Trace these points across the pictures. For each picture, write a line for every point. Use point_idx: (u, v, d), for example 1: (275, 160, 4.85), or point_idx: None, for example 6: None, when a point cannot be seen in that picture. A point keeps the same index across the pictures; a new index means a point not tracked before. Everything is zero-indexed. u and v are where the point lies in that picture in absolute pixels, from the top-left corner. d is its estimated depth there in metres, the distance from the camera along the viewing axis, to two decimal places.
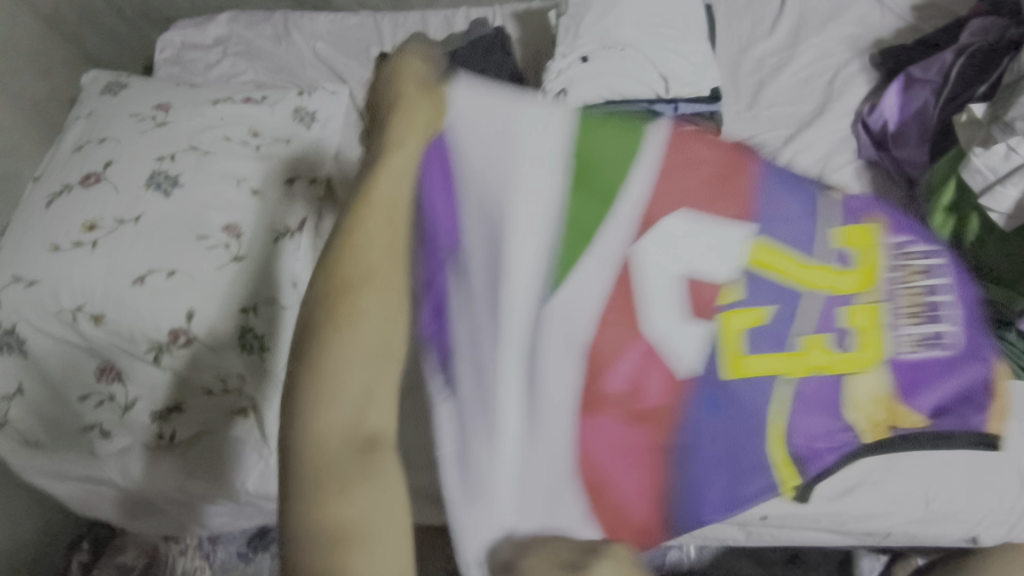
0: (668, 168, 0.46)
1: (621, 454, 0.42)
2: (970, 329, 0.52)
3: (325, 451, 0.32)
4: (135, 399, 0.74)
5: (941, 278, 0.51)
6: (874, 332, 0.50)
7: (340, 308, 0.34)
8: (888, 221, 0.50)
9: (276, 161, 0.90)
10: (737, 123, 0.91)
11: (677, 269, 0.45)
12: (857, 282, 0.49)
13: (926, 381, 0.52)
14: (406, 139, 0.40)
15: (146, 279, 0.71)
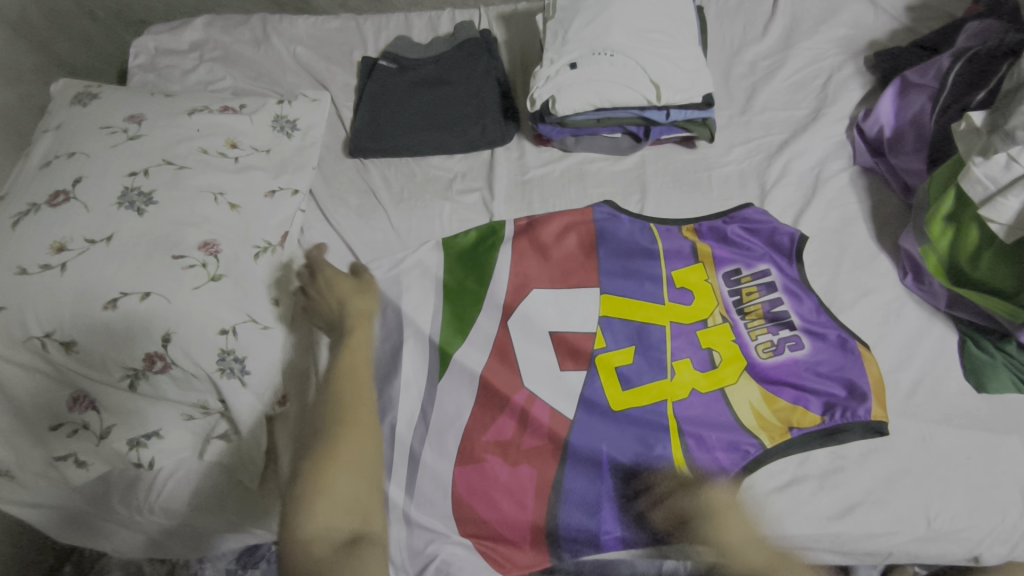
0: (518, 254, 0.81)
1: (505, 480, 0.67)
2: (817, 332, 0.72)
3: (317, 547, 0.45)
4: (110, 427, 0.70)
5: (773, 298, 0.75)
6: (726, 345, 0.73)
7: (315, 452, 0.48)
8: (716, 261, 0.78)
9: (256, 176, 0.87)
10: (729, 129, 0.90)
11: (547, 329, 0.75)
12: (683, 317, 0.75)
13: (795, 375, 0.70)
14: (366, 319, 0.65)
15: (118, 303, 0.68)
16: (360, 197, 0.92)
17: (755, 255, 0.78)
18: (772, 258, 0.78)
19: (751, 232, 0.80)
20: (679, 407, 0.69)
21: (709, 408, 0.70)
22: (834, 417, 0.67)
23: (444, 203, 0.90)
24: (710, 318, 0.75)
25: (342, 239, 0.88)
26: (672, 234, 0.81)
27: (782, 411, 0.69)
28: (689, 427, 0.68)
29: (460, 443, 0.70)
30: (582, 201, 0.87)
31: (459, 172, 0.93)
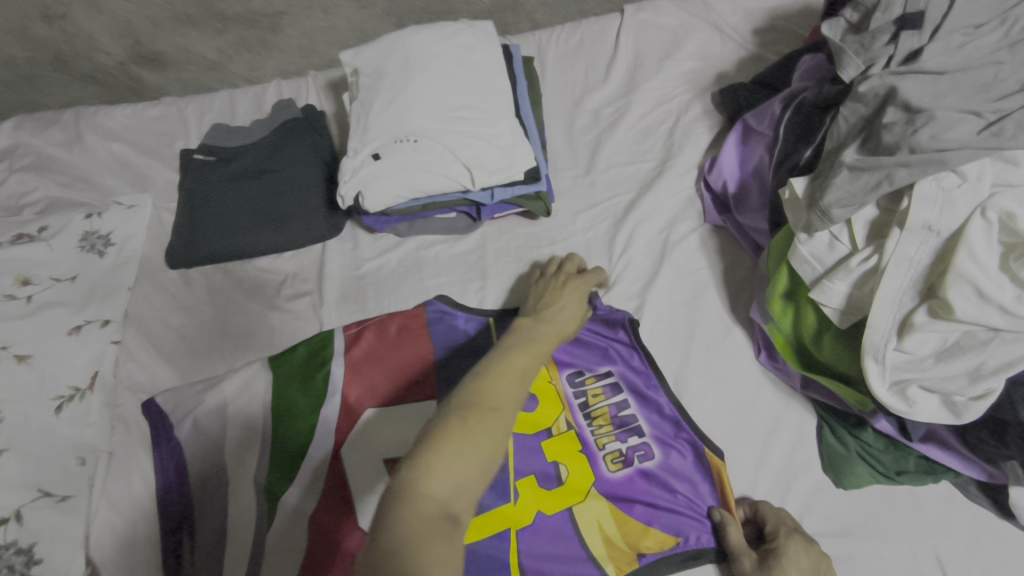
0: (352, 370, 0.72)
1: None
2: (667, 439, 0.64)
3: (434, 473, 0.39)
4: None
5: (620, 400, 0.66)
6: (575, 459, 0.62)
7: (475, 410, 0.43)
8: (559, 360, 0.68)
9: (55, 316, 0.79)
10: (573, 193, 0.82)
11: (382, 455, 0.66)
12: (524, 427, 0.63)
13: (644, 490, 0.62)
14: (564, 306, 0.62)
15: None
16: (182, 315, 0.84)
17: (598, 349, 0.68)
18: (614, 348, 0.68)
19: (593, 316, 0.69)
20: (522, 542, 0.58)
21: (556, 541, 0.58)
22: (686, 538, 0.60)
23: (271, 313, 0.82)
24: (555, 425, 0.64)
25: (164, 369, 0.80)
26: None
27: (631, 533, 0.60)
28: (532, 566, 0.57)
29: None
30: (419, 294, 0.80)
31: (289, 273, 0.85)
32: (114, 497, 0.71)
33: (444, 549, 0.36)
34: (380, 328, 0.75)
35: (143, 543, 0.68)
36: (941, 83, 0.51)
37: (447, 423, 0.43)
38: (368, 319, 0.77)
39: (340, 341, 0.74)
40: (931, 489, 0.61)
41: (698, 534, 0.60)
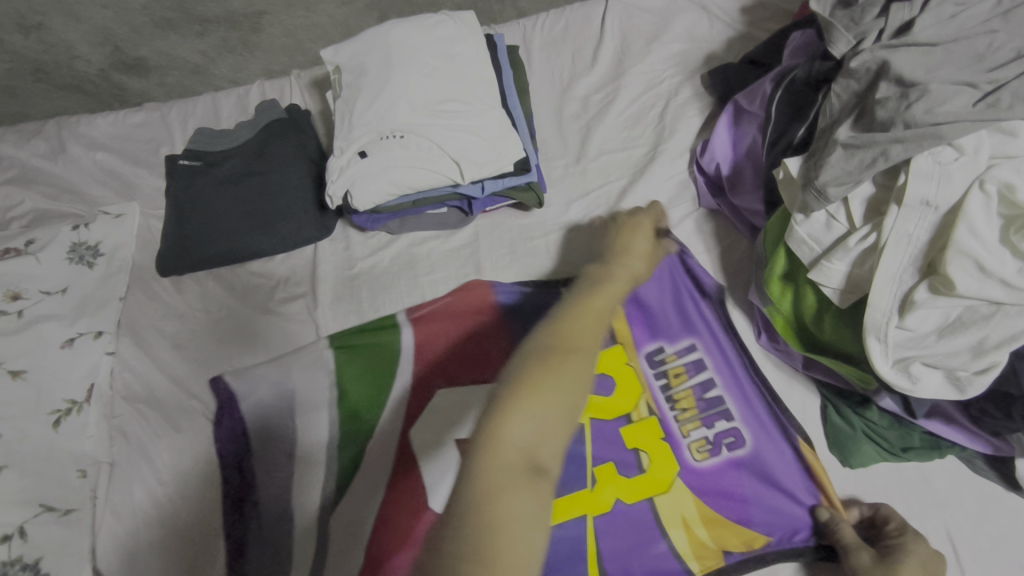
0: (419, 356, 0.74)
1: None
2: (753, 425, 0.65)
3: (508, 436, 0.38)
4: None
5: (703, 379, 0.68)
6: (657, 444, 0.65)
7: (544, 374, 0.41)
8: (639, 343, 0.70)
9: (50, 330, 0.79)
10: (565, 182, 0.81)
11: (453, 437, 0.69)
12: (604, 413, 0.66)
13: (732, 478, 0.64)
14: (634, 257, 0.60)
15: None
16: (177, 322, 0.83)
17: (676, 331, 0.70)
18: (696, 329, 0.70)
19: (672, 300, 0.71)
20: (598, 526, 0.62)
21: (635, 524, 0.62)
22: (779, 538, 0.61)
23: (265, 318, 0.81)
24: (635, 412, 0.67)
25: (161, 376, 0.79)
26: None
27: (719, 526, 0.62)
28: (608, 549, 0.61)
29: None
30: (414, 291, 0.79)
31: (282, 277, 0.83)
32: (118, 508, 0.71)
33: (525, 505, 0.36)
34: (446, 313, 0.76)
35: (149, 552, 0.69)
36: (934, 54, 0.50)
37: (520, 383, 0.41)
38: (433, 300, 0.77)
39: (405, 332, 0.75)
40: (938, 464, 0.61)
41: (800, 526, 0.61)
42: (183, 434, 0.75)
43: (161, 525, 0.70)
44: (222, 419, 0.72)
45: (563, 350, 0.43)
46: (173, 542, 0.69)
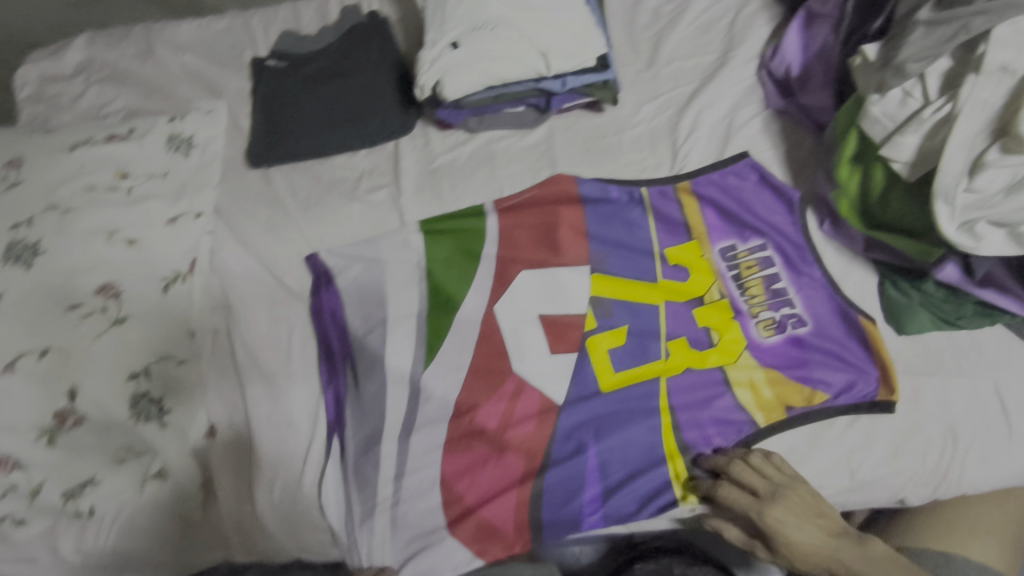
0: (504, 241, 0.80)
1: (472, 473, 0.70)
2: (816, 307, 0.72)
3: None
4: (39, 483, 0.70)
5: (772, 273, 0.75)
6: (727, 322, 0.73)
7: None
8: (712, 238, 0.78)
9: (153, 205, 0.82)
10: (636, 86, 0.85)
11: (536, 313, 0.76)
12: (680, 295, 0.75)
13: (795, 350, 0.71)
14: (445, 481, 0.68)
15: (16, 365, 0.68)
16: (268, 208, 0.89)
17: (747, 227, 0.77)
18: (767, 226, 0.77)
19: (739, 201, 0.78)
20: (670, 389, 0.71)
21: (703, 388, 0.71)
22: (836, 394, 0.67)
23: (352, 204, 0.87)
24: (708, 294, 0.75)
25: (255, 256, 0.86)
26: (665, 198, 0.80)
27: (784, 390, 0.69)
28: (677, 406, 0.70)
29: (447, 430, 0.73)
30: (491, 184, 0.85)
31: (365, 169, 0.89)
32: (223, 365, 0.79)
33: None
34: (532, 203, 0.82)
35: (257, 401, 0.77)
36: None
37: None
38: (516, 195, 0.82)
39: (491, 219, 0.81)
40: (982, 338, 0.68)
41: (865, 386, 0.67)
42: (279, 307, 0.83)
43: (267, 381, 0.79)
44: (322, 287, 0.82)
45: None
46: (279, 396, 0.78)
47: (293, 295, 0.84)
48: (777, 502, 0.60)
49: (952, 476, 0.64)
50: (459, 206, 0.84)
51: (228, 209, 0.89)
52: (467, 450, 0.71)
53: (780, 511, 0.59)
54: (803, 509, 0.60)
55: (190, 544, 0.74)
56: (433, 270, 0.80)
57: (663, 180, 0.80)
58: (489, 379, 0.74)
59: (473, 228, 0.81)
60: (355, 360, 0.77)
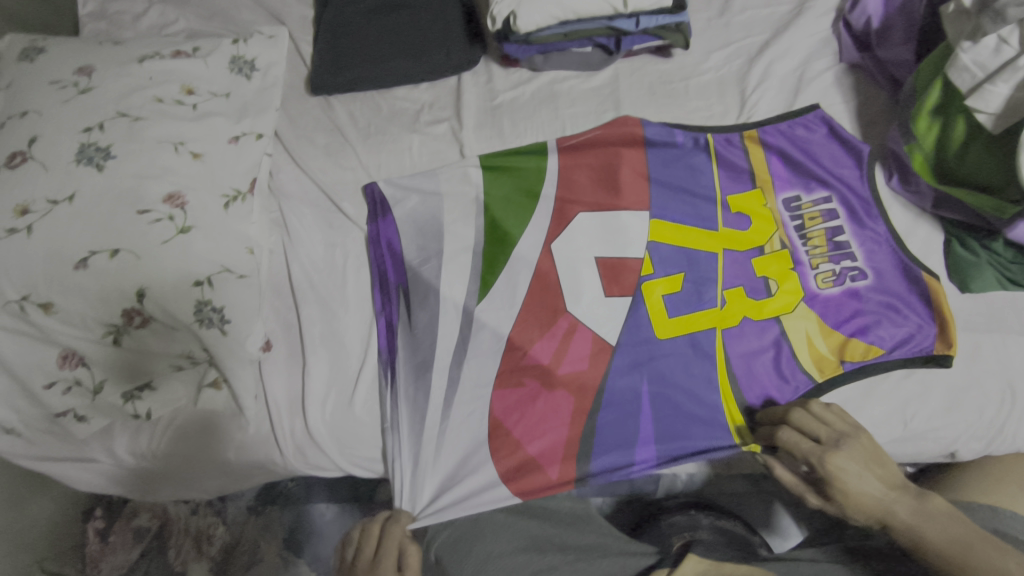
0: (564, 182, 0.80)
1: (522, 411, 0.71)
2: (876, 261, 0.73)
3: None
4: (102, 381, 0.73)
5: (836, 225, 0.75)
6: (786, 272, 0.74)
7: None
8: (776, 187, 0.77)
9: (218, 122, 0.82)
10: (707, 33, 0.85)
11: (593, 255, 0.76)
12: (739, 244, 0.75)
13: (853, 302, 0.72)
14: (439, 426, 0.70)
15: (88, 262, 0.68)
16: (327, 135, 0.89)
17: (813, 178, 0.77)
18: (833, 179, 0.76)
19: (805, 153, 0.78)
20: (727, 336, 0.72)
21: (758, 336, 0.72)
22: (891, 348, 0.70)
23: (412, 135, 0.87)
24: (767, 244, 0.75)
25: (313, 181, 0.86)
26: (730, 146, 0.79)
27: (838, 343, 0.71)
28: (733, 352, 0.72)
29: (498, 367, 0.73)
30: (554, 122, 0.84)
31: (426, 102, 0.89)
32: (280, 283, 0.80)
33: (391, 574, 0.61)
34: (594, 145, 0.81)
35: (315, 320, 0.78)
36: None
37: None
38: (579, 135, 0.82)
39: (552, 159, 0.81)
40: None
41: (924, 340, 0.70)
42: (335, 231, 0.83)
43: (322, 303, 0.79)
44: (377, 217, 0.81)
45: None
46: (333, 317, 0.78)
47: (347, 222, 0.84)
48: (842, 449, 0.61)
49: (1006, 432, 0.68)
50: (520, 143, 0.84)
51: (287, 133, 0.89)
52: (518, 386, 0.72)
53: (843, 457, 0.60)
54: (864, 456, 0.61)
55: (247, 450, 0.77)
56: (490, 205, 0.80)
57: (730, 127, 0.80)
58: (538, 319, 0.74)
59: (534, 167, 0.81)
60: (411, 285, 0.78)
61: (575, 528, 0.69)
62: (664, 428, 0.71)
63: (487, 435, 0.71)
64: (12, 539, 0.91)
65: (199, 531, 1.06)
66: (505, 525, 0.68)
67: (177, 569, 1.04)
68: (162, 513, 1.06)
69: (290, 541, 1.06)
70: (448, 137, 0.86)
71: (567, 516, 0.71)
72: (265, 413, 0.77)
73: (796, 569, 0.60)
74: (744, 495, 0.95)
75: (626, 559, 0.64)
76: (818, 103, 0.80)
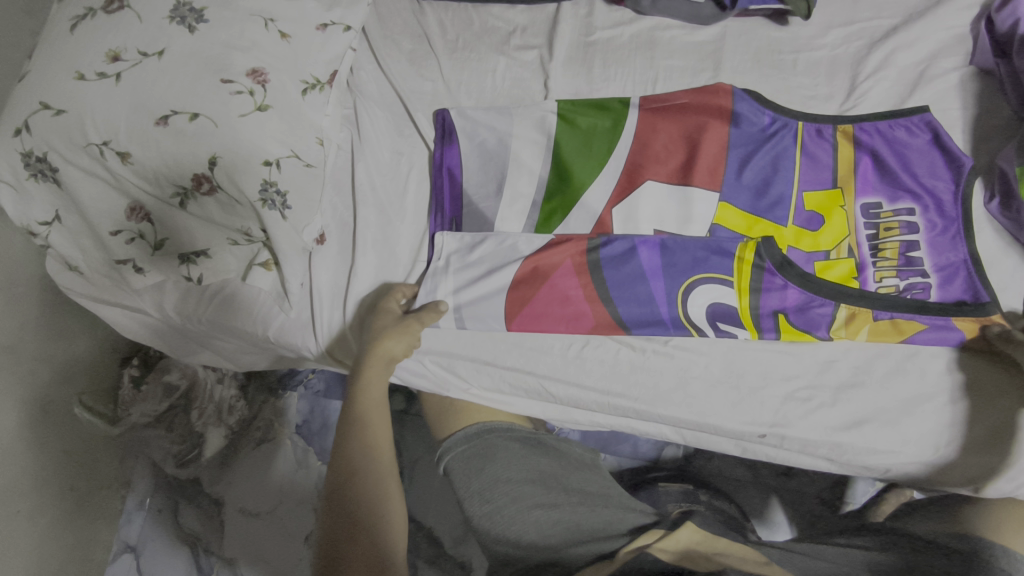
0: (639, 144, 0.75)
1: (546, 327, 0.72)
2: (946, 282, 0.68)
3: (384, 348, 0.67)
4: (163, 239, 0.76)
5: (913, 239, 0.69)
6: (846, 279, 0.70)
7: (355, 499, 0.55)
8: (859, 190, 0.72)
9: (310, 4, 0.80)
10: (832, 6, 0.80)
11: (652, 226, 0.73)
12: (805, 244, 0.71)
13: (913, 315, 0.67)
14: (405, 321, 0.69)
15: (169, 120, 0.69)
16: (414, 41, 0.87)
17: (902, 188, 0.71)
18: (924, 191, 0.71)
19: (901, 159, 0.72)
20: (760, 315, 0.69)
21: (800, 305, 0.69)
22: (930, 325, 0.67)
23: (499, 57, 0.84)
24: (834, 250, 0.71)
25: (391, 84, 0.85)
26: (821, 137, 0.74)
27: (878, 332, 0.68)
28: (765, 327, 0.69)
29: (513, 293, 0.72)
30: (648, 71, 0.81)
31: (520, 25, 0.86)
32: (341, 181, 0.81)
33: (378, 376, 0.66)
34: (678, 109, 0.76)
35: (370, 222, 0.78)
36: None
37: (376, 513, 0.55)
38: (664, 96, 0.78)
39: (633, 116, 0.77)
40: None
41: (956, 332, 0.66)
42: (404, 140, 0.82)
43: (379, 208, 0.79)
44: (443, 142, 0.79)
45: (363, 467, 0.58)
46: (387, 224, 0.79)
47: (417, 134, 0.83)
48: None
49: None
50: (607, 88, 0.81)
51: (374, 31, 0.87)
52: (541, 309, 0.71)
53: None
54: None
55: (287, 332, 0.80)
56: (561, 150, 0.77)
57: (824, 118, 0.74)
58: (579, 256, 0.71)
59: (618, 116, 0.77)
60: (468, 209, 0.77)
61: (581, 474, 0.69)
62: (689, 414, 0.69)
63: (509, 369, 0.73)
64: (57, 369, 0.97)
65: (221, 400, 1.12)
66: (518, 453, 0.69)
67: (197, 430, 1.10)
68: (194, 374, 1.09)
69: (301, 429, 1.15)
70: (534, 66, 0.83)
71: (575, 459, 0.72)
72: (309, 302, 0.79)
73: (793, 560, 0.56)
74: (742, 482, 0.97)
75: (625, 513, 0.63)
76: (929, 105, 0.74)
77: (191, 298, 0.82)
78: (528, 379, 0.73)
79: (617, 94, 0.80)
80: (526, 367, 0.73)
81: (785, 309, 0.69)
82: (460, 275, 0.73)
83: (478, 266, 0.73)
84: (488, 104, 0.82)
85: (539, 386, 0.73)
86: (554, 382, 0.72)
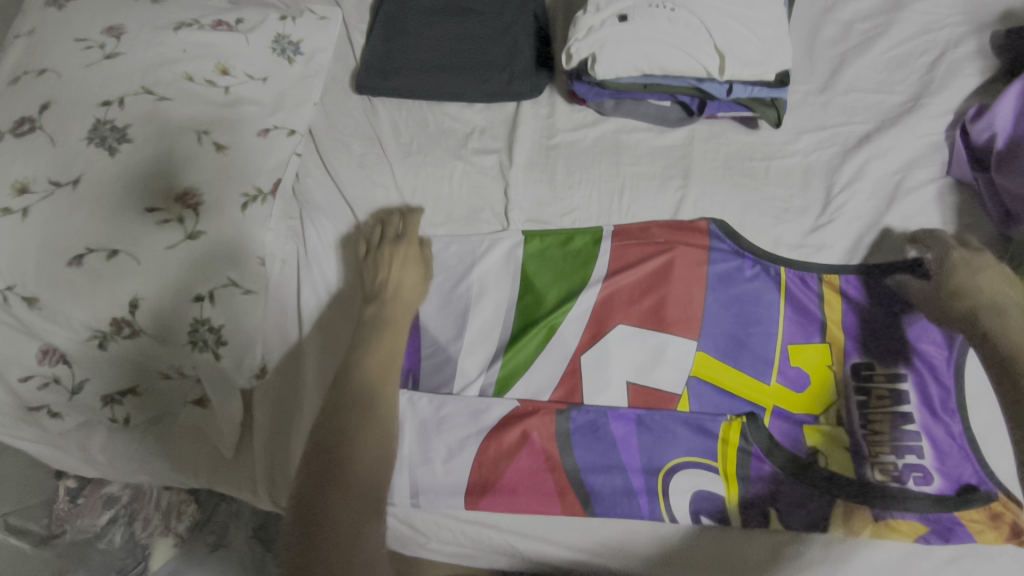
0: (609, 279, 0.70)
1: (515, 509, 0.63)
2: (948, 466, 0.60)
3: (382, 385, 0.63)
4: (83, 381, 0.66)
5: (906, 410, 0.63)
6: (837, 452, 0.62)
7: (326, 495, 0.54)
8: (846, 348, 0.66)
9: (250, 110, 0.74)
10: (803, 110, 0.78)
11: (626, 378, 0.67)
12: (791, 406, 0.65)
13: (918, 515, 0.58)
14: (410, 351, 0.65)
15: (82, 260, 0.62)
16: (364, 143, 0.81)
17: (894, 348, 0.65)
18: (916, 354, 0.64)
19: (892, 316, 0.66)
20: (748, 500, 0.61)
21: (799, 498, 0.61)
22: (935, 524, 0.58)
23: (456, 163, 0.79)
24: (823, 414, 0.65)
25: (340, 191, 0.78)
26: (805, 287, 0.69)
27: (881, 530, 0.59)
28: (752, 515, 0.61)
29: (475, 470, 0.64)
30: (613, 178, 0.76)
31: (478, 126, 0.81)
32: (285, 303, 0.73)
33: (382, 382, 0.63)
34: (650, 243, 0.71)
35: (314, 355, 0.71)
36: None
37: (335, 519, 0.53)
38: (637, 223, 0.73)
39: (605, 248, 0.72)
40: None
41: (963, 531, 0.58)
42: (354, 254, 0.75)
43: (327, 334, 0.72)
44: None
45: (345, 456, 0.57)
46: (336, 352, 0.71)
47: None
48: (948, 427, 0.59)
49: None
50: (572, 196, 0.76)
51: (322, 134, 0.82)
52: (511, 491, 0.63)
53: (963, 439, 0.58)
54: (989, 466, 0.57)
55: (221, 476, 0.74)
56: (524, 274, 0.72)
57: (809, 266, 0.69)
58: (546, 430, 0.64)
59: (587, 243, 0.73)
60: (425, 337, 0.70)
61: None
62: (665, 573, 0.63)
63: (475, 528, 0.65)
64: None
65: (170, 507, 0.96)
66: None
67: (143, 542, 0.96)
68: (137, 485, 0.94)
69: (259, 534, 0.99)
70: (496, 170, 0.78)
71: None
72: (249, 444, 0.73)
73: None
74: None
75: None
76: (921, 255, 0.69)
77: (117, 437, 0.74)
78: (489, 532, 0.65)
79: (582, 204, 0.75)
80: (489, 520, 0.65)
81: (776, 506, 0.61)
82: (416, 446, 0.65)
83: (437, 441, 0.65)
84: (445, 214, 0.77)
85: (503, 541, 0.65)
86: (523, 538, 0.65)
